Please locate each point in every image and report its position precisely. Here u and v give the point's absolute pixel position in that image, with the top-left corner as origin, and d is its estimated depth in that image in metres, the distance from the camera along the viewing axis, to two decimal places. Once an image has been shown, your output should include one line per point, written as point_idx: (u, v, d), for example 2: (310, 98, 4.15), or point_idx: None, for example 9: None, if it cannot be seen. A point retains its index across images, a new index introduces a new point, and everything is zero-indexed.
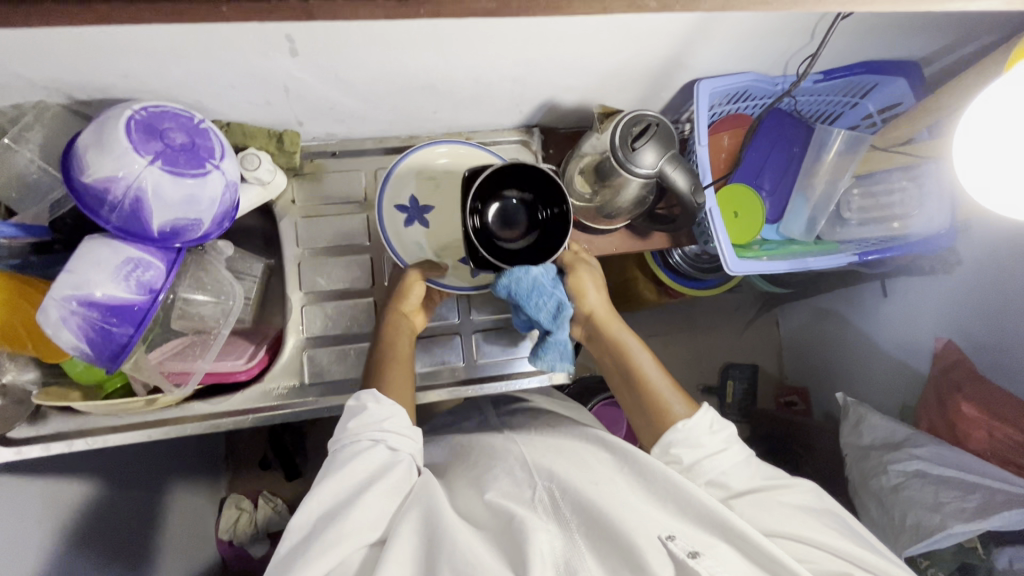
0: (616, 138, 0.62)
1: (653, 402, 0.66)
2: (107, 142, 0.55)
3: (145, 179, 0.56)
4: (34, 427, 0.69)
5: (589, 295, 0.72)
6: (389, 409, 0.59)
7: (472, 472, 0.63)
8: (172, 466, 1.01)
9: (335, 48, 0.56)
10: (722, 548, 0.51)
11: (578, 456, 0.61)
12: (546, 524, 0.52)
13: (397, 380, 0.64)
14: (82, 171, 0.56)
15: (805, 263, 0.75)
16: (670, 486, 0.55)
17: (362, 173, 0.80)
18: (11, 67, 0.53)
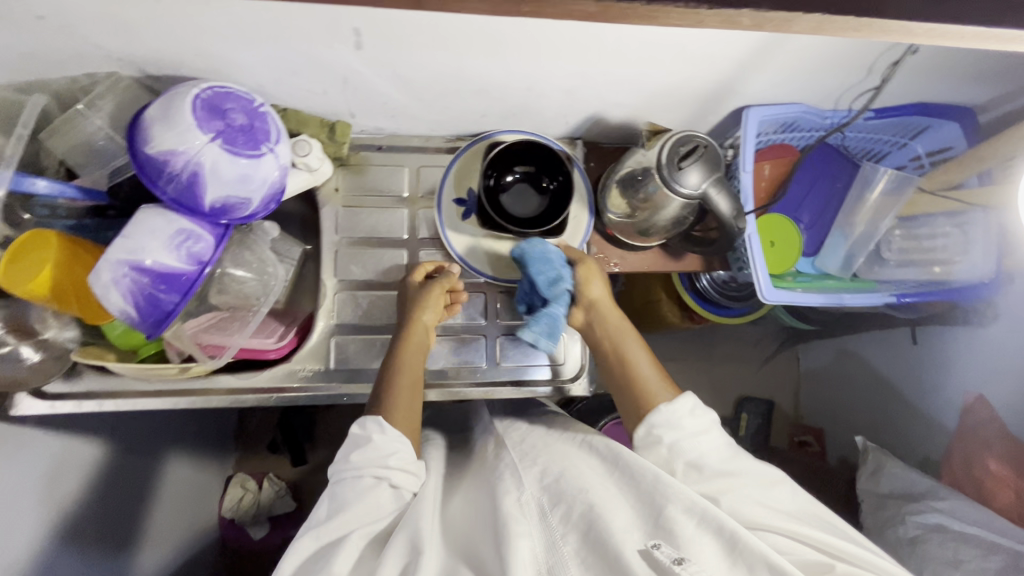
0: (662, 157, 0.63)
1: (639, 387, 0.67)
2: (173, 117, 0.57)
3: (204, 155, 0.58)
4: (68, 383, 0.71)
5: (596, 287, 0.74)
6: (392, 443, 0.60)
7: (481, 483, 0.63)
8: (183, 438, 1.03)
9: (400, 44, 0.58)
10: (705, 541, 0.50)
11: (569, 462, 0.62)
12: (528, 528, 0.52)
13: (409, 406, 0.66)
14: (147, 142, 0.57)
15: (841, 301, 0.74)
16: (656, 485, 0.56)
17: (406, 169, 0.81)
18: (93, 38, 0.56)
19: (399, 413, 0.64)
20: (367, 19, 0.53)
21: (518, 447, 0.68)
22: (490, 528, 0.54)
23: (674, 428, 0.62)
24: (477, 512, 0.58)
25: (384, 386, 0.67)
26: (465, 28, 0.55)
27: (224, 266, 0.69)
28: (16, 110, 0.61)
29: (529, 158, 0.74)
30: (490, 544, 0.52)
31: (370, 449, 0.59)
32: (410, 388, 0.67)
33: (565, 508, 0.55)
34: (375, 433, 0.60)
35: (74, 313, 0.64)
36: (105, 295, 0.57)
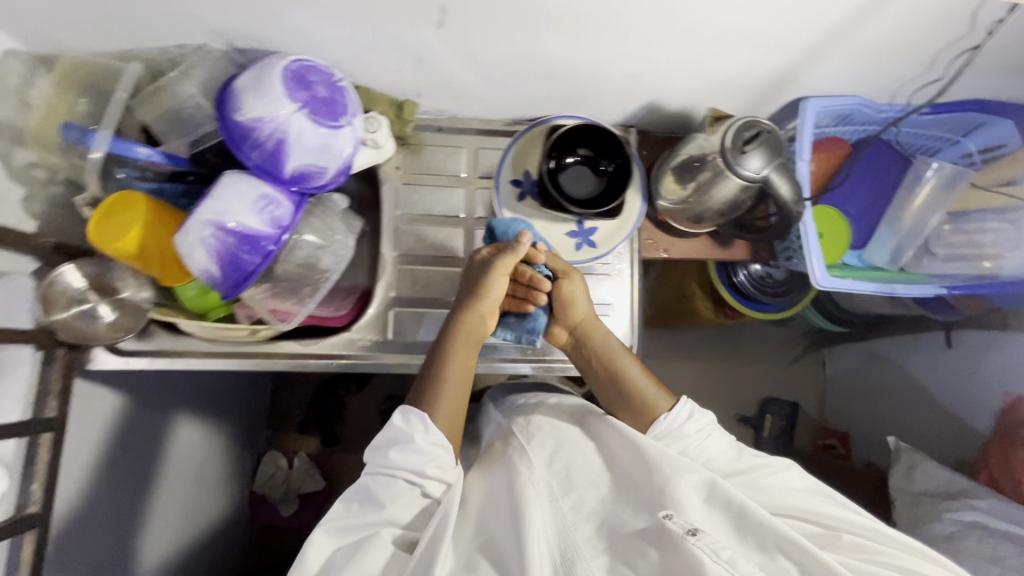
0: (727, 140, 0.65)
1: (639, 396, 0.70)
2: (264, 86, 0.60)
3: (290, 124, 0.61)
4: (141, 341, 0.75)
5: (583, 301, 0.77)
6: (432, 447, 0.60)
7: (493, 469, 0.65)
8: (212, 408, 1.07)
9: (479, 23, 0.61)
10: (715, 514, 0.56)
11: (577, 446, 0.65)
12: (540, 507, 0.58)
13: (454, 405, 0.65)
14: (238, 110, 0.60)
15: (893, 291, 0.76)
16: (661, 457, 0.60)
17: (463, 151, 0.84)
18: (193, 9, 0.59)
19: (442, 412, 0.63)
20: None
21: (525, 429, 0.69)
22: (506, 508, 0.58)
23: (676, 436, 0.65)
24: (493, 494, 0.61)
25: (434, 380, 0.66)
26: (545, 7, 0.58)
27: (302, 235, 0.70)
28: (114, 78, 0.66)
29: (590, 142, 0.76)
30: (506, 526, 0.56)
31: (411, 449, 0.58)
32: (458, 387, 0.67)
33: (578, 496, 0.59)
34: (416, 433, 0.59)
35: (154, 273, 0.67)
36: (193, 253, 0.60)
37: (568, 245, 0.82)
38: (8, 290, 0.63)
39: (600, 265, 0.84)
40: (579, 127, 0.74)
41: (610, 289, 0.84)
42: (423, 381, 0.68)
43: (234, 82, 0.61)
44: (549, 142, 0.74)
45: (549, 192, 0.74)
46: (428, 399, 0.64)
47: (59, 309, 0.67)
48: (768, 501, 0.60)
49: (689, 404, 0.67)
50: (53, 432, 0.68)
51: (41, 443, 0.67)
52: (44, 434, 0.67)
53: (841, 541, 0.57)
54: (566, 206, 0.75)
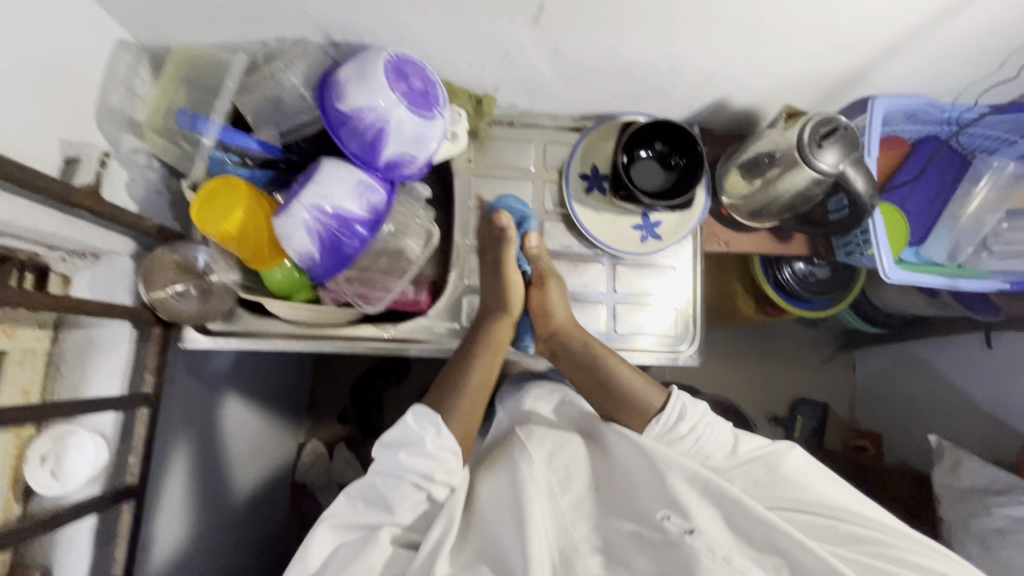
0: (805, 135, 0.67)
1: (630, 394, 0.72)
2: (369, 77, 0.63)
3: (391, 114, 0.64)
4: (227, 323, 0.77)
5: (562, 306, 0.80)
6: (444, 448, 0.61)
7: (495, 466, 0.68)
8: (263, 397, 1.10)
9: (572, 19, 0.63)
10: (711, 512, 0.60)
11: (576, 450, 0.69)
12: (542, 504, 0.61)
13: (468, 407, 0.68)
14: (342, 100, 0.64)
15: (958, 284, 0.81)
16: (655, 454, 0.64)
17: (532, 145, 0.87)
18: (304, 4, 0.62)
19: (456, 415, 0.67)
20: None
21: (524, 428, 0.73)
22: (509, 500, 0.61)
23: (672, 435, 0.69)
24: (494, 492, 0.64)
25: (451, 388, 0.70)
26: (639, 4, 0.61)
27: (393, 223, 0.74)
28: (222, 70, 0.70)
29: (663, 137, 0.79)
30: (509, 518, 0.59)
31: (420, 452, 0.60)
32: (474, 389, 0.70)
33: (579, 497, 0.64)
34: (427, 436, 0.60)
35: (248, 257, 0.70)
36: (295, 234, 0.63)
37: (634, 237, 0.85)
38: (109, 273, 0.70)
39: (663, 257, 0.86)
40: (653, 122, 0.76)
41: (669, 280, 0.86)
42: (442, 379, 0.71)
43: (337, 73, 0.64)
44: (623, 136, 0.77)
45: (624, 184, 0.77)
46: (446, 401, 0.68)
47: (156, 289, 0.71)
48: (768, 495, 0.63)
49: (683, 400, 0.70)
50: (148, 406, 0.70)
51: (137, 417, 0.70)
52: (140, 408, 0.70)
53: (841, 532, 0.61)
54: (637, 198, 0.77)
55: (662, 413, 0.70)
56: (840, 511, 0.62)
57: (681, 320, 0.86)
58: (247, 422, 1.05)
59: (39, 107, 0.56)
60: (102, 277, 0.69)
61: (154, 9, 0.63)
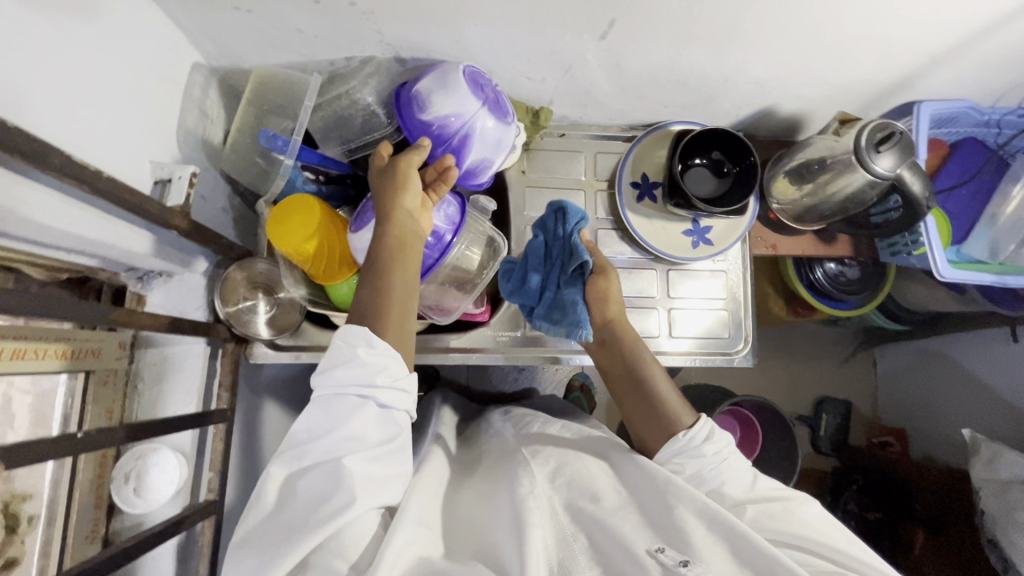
0: (862, 140, 0.69)
1: (661, 407, 0.68)
2: (451, 87, 0.65)
3: (476, 120, 0.66)
4: (293, 337, 0.77)
5: (619, 299, 0.73)
6: (381, 359, 0.54)
7: (498, 482, 0.63)
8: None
9: (638, 34, 0.65)
10: (716, 544, 0.52)
11: (580, 464, 0.63)
12: (542, 520, 0.54)
13: (398, 311, 0.57)
14: (424, 110, 0.66)
15: (1005, 281, 0.84)
16: (665, 484, 0.57)
17: (582, 154, 0.89)
18: (381, 25, 0.64)
19: (387, 323, 0.56)
20: (629, 11, 0.61)
21: (529, 449, 0.68)
22: (499, 521, 0.55)
23: (693, 456, 0.63)
24: (486, 514, 0.58)
25: (371, 296, 0.57)
26: (707, 19, 0.63)
27: (466, 239, 0.75)
28: (301, 91, 0.70)
29: (715, 145, 0.81)
30: (493, 544, 0.53)
31: (355, 365, 0.52)
32: (394, 290, 0.58)
33: (577, 509, 0.56)
34: (360, 350, 0.53)
35: (320, 275, 0.71)
36: None
37: (686, 243, 0.86)
38: (182, 291, 0.70)
39: (714, 262, 0.88)
40: (709, 131, 0.78)
41: (720, 285, 0.88)
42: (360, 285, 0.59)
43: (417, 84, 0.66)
44: (678, 146, 0.78)
45: (679, 191, 0.79)
46: (373, 311, 0.56)
47: (231, 304, 0.73)
48: (775, 528, 0.56)
49: (711, 422, 0.65)
50: (224, 422, 0.71)
51: (214, 433, 0.71)
52: (217, 424, 0.70)
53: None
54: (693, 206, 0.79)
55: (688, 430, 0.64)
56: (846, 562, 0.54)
57: (734, 321, 0.87)
58: None
59: (131, 130, 0.57)
60: (176, 294, 0.70)
61: (233, 32, 0.64)
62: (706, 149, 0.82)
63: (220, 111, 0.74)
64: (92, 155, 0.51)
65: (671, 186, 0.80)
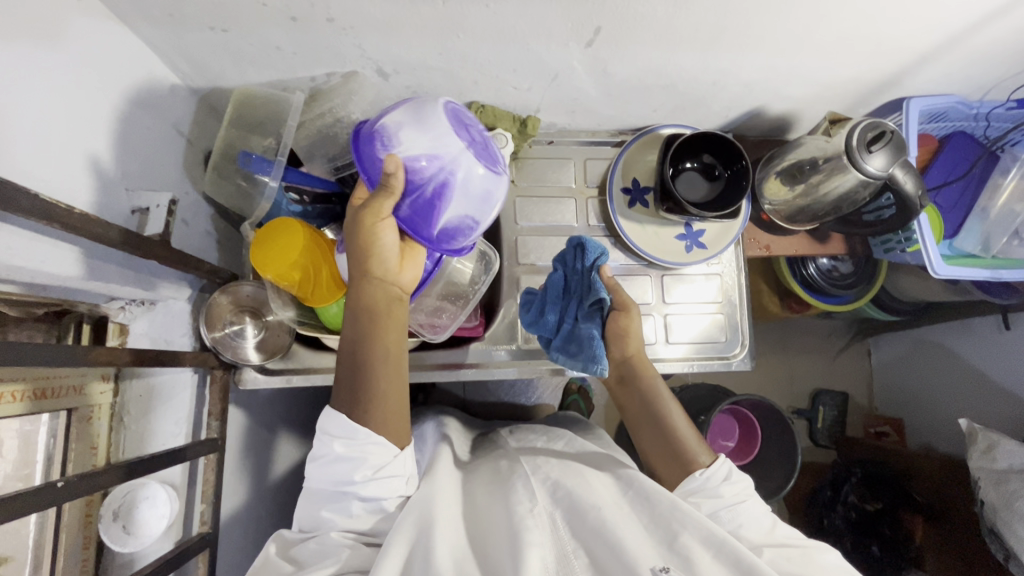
0: (853, 141, 0.69)
1: (677, 446, 0.69)
2: (427, 123, 0.60)
3: (457, 163, 0.61)
4: (283, 360, 0.75)
5: (638, 335, 0.73)
6: (364, 449, 0.57)
7: (499, 492, 0.62)
8: (310, 429, 1.08)
9: (625, 41, 0.64)
10: (721, 572, 0.51)
11: (580, 478, 0.63)
12: (542, 536, 0.54)
13: (384, 395, 0.58)
14: (392, 146, 0.59)
15: (1001, 276, 0.81)
16: (672, 512, 0.57)
17: (572, 162, 0.87)
18: (361, 40, 0.62)
19: (375, 408, 0.58)
20: (613, 18, 0.60)
21: (532, 461, 0.67)
22: (503, 533, 0.55)
23: (710, 495, 0.63)
24: (491, 519, 0.58)
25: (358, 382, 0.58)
26: (694, 23, 0.62)
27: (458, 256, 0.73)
28: (284, 110, 0.68)
29: (708, 148, 0.80)
30: (503, 551, 0.53)
31: (337, 462, 0.57)
32: (378, 373, 0.58)
33: (578, 522, 0.56)
34: (338, 440, 0.57)
35: (306, 295, 0.69)
36: None
37: (680, 247, 0.85)
38: (168, 318, 0.68)
39: (708, 265, 0.87)
40: (701, 135, 0.77)
41: (715, 286, 0.88)
42: (344, 367, 0.59)
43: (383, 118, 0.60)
44: (669, 152, 0.77)
45: (672, 196, 0.77)
46: (360, 399, 0.58)
47: (217, 329, 0.71)
48: (796, 570, 0.56)
49: (729, 464, 0.66)
50: (216, 452, 0.69)
51: (204, 464, 0.69)
52: (209, 455, 0.68)
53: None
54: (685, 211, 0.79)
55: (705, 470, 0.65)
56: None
57: (731, 322, 0.87)
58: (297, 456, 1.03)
59: (104, 160, 0.55)
60: (160, 322, 0.67)
61: (208, 52, 0.62)
62: (698, 153, 0.81)
63: (200, 131, 0.72)
64: (63, 190, 0.49)
65: (663, 192, 0.79)
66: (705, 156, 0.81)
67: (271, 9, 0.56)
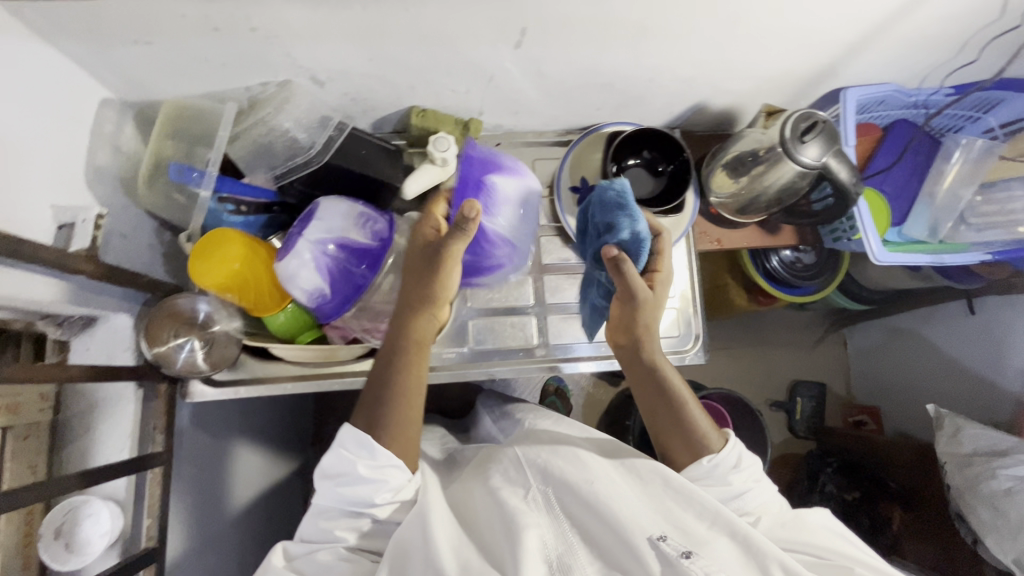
0: (786, 132, 0.69)
1: (688, 428, 0.65)
2: (524, 216, 0.79)
3: (515, 257, 0.81)
4: (231, 371, 0.75)
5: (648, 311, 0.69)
6: (384, 470, 0.59)
7: (489, 479, 0.65)
8: (269, 438, 1.07)
9: (554, 40, 0.65)
10: (720, 541, 0.55)
11: (572, 454, 0.65)
12: (538, 518, 0.57)
13: (404, 421, 0.62)
14: (493, 216, 0.75)
15: (942, 259, 0.83)
16: (665, 487, 0.60)
17: (520, 162, 0.88)
18: (288, 48, 0.62)
19: (393, 435, 0.61)
20: (537, 18, 0.60)
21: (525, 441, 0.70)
22: (500, 518, 0.57)
23: (718, 484, 0.63)
24: (488, 506, 0.61)
25: (384, 403, 0.62)
26: (619, 21, 0.62)
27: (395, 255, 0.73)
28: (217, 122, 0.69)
29: (648, 145, 0.81)
30: (502, 536, 0.55)
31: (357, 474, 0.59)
32: (405, 396, 0.62)
33: (573, 499, 0.59)
34: (360, 461, 0.59)
35: (248, 305, 0.70)
36: (303, 273, 0.64)
37: None
38: (108, 333, 0.68)
39: (659, 260, 0.87)
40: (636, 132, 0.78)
41: (667, 282, 0.88)
42: (372, 391, 0.63)
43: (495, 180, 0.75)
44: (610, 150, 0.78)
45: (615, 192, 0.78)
46: (381, 419, 0.61)
47: (159, 344, 0.70)
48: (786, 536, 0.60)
49: (739, 450, 0.64)
50: (161, 466, 0.69)
51: (149, 479, 0.68)
52: (153, 469, 0.68)
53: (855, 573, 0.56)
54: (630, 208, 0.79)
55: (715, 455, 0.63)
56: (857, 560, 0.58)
57: (682, 316, 0.87)
58: (258, 468, 1.02)
59: (28, 178, 0.55)
60: (100, 338, 0.67)
61: (136, 65, 0.62)
62: (639, 150, 0.82)
63: (138, 144, 0.72)
64: None
65: None
66: (647, 153, 0.82)
67: (191, 19, 0.56)
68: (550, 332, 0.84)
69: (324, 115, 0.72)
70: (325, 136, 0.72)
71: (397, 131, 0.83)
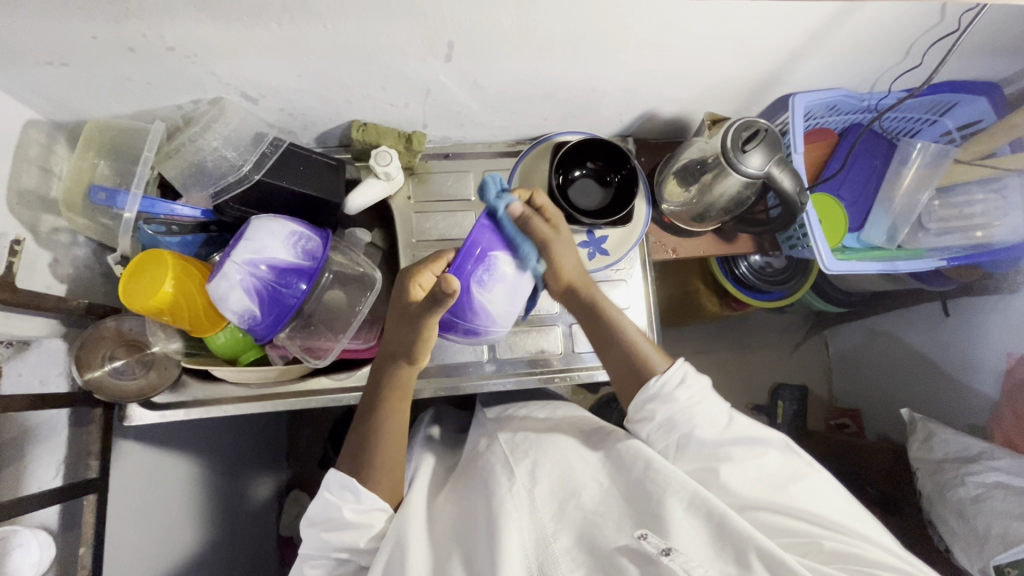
0: (727, 141, 0.68)
1: (637, 358, 0.67)
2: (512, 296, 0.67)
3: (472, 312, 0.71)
4: (175, 393, 0.75)
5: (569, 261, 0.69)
6: (369, 511, 0.59)
7: (475, 482, 0.65)
8: (244, 455, 1.05)
9: (484, 53, 0.63)
10: (694, 524, 0.54)
11: (562, 457, 0.64)
12: (519, 521, 0.56)
13: (387, 453, 0.63)
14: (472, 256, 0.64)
15: (896, 267, 0.81)
16: (646, 471, 0.59)
17: (470, 174, 0.86)
18: (212, 67, 0.61)
19: (380, 473, 0.62)
20: (461, 31, 0.59)
21: (509, 440, 0.69)
22: (480, 520, 0.58)
23: (659, 422, 0.64)
24: (470, 510, 0.61)
25: (363, 445, 0.63)
26: (548, 32, 0.61)
27: (332, 271, 0.73)
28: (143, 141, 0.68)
29: (594, 155, 0.80)
30: (480, 541, 0.55)
31: (337, 522, 0.58)
32: (390, 439, 0.63)
33: (558, 507, 0.58)
34: (346, 504, 0.59)
35: (184, 326, 0.69)
36: (234, 294, 0.63)
37: (583, 253, 0.83)
38: (42, 358, 0.66)
39: (614, 271, 0.86)
40: (580, 142, 0.78)
41: (623, 293, 0.86)
42: (353, 431, 0.64)
43: (498, 256, 0.62)
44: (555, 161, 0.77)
45: (562, 204, 0.77)
46: (362, 462, 0.62)
47: (92, 369, 0.69)
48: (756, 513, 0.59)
49: (683, 367, 0.65)
50: (95, 492, 0.67)
51: (85, 505, 0.67)
52: (86, 496, 0.67)
53: (823, 548, 0.55)
54: (577, 219, 0.77)
55: (660, 376, 0.64)
56: (829, 523, 0.57)
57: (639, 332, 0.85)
58: (231, 486, 1.00)
59: None
60: (35, 362, 0.66)
61: (57, 86, 0.61)
62: (586, 160, 0.81)
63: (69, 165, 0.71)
64: None
65: (553, 201, 0.78)
66: (596, 163, 0.81)
67: (104, 41, 0.55)
68: (500, 346, 0.83)
69: (257, 133, 0.71)
70: (258, 153, 0.70)
71: (343, 145, 0.82)
